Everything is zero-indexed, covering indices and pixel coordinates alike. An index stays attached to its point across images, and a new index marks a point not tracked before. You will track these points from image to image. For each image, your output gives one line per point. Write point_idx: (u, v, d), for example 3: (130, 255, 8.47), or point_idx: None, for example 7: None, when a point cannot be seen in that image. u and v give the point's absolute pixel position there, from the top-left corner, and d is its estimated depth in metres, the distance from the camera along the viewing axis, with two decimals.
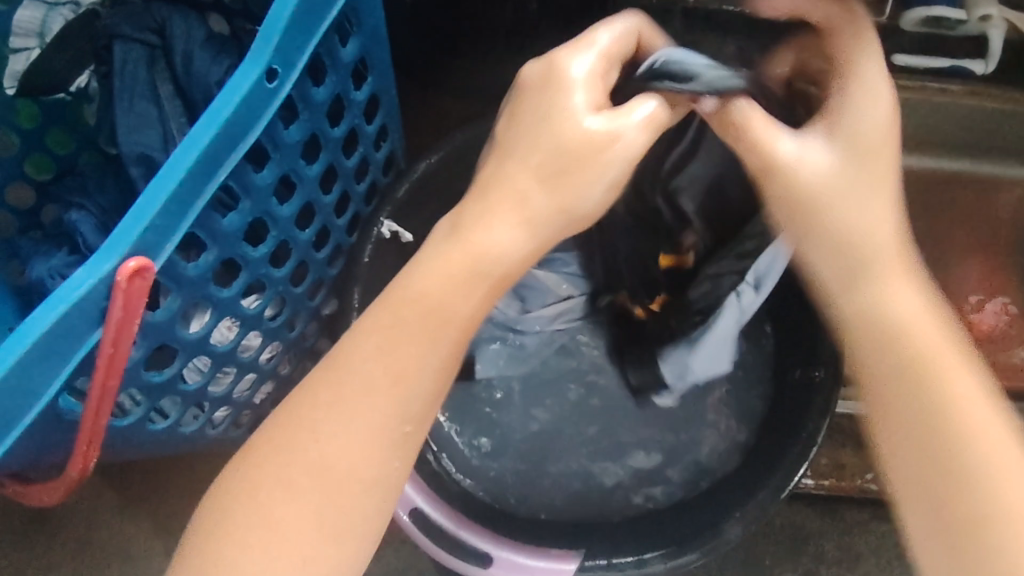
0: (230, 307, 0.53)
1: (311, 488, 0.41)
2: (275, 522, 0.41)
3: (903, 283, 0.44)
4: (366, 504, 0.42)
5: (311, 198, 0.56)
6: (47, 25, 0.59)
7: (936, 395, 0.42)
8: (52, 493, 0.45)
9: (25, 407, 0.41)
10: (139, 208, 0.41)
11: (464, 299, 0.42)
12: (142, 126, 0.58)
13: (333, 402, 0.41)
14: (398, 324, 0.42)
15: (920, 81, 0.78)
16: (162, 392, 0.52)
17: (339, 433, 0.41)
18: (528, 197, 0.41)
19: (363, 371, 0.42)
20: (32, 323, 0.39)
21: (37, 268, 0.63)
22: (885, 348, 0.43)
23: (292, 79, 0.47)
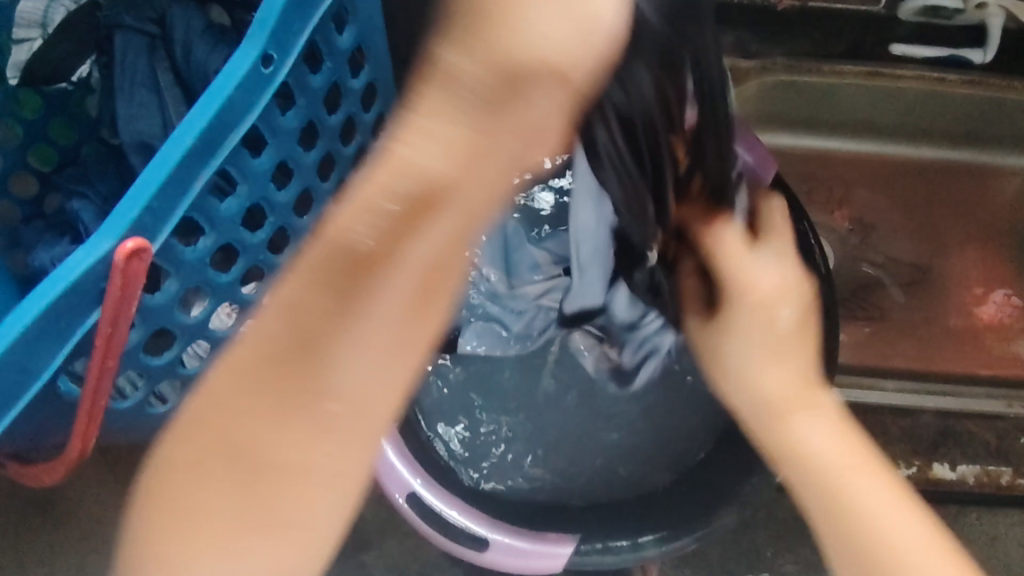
0: (229, 292, 0.54)
1: (224, 476, 0.31)
2: (183, 513, 0.31)
3: (814, 386, 0.45)
4: (305, 505, 0.32)
5: (309, 185, 0.57)
6: (49, 16, 0.60)
7: (837, 473, 0.43)
8: (51, 474, 0.46)
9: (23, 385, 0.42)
10: (137, 190, 0.42)
11: (402, 242, 0.32)
12: (143, 115, 0.59)
13: (248, 395, 0.31)
14: (320, 265, 0.31)
15: (918, 70, 0.79)
16: (162, 376, 0.53)
17: (256, 409, 0.31)
18: (454, 115, 0.31)
19: (269, 328, 0.31)
20: (31, 302, 0.40)
21: (41, 256, 0.64)
22: (799, 448, 0.44)
23: (288, 64, 0.48)
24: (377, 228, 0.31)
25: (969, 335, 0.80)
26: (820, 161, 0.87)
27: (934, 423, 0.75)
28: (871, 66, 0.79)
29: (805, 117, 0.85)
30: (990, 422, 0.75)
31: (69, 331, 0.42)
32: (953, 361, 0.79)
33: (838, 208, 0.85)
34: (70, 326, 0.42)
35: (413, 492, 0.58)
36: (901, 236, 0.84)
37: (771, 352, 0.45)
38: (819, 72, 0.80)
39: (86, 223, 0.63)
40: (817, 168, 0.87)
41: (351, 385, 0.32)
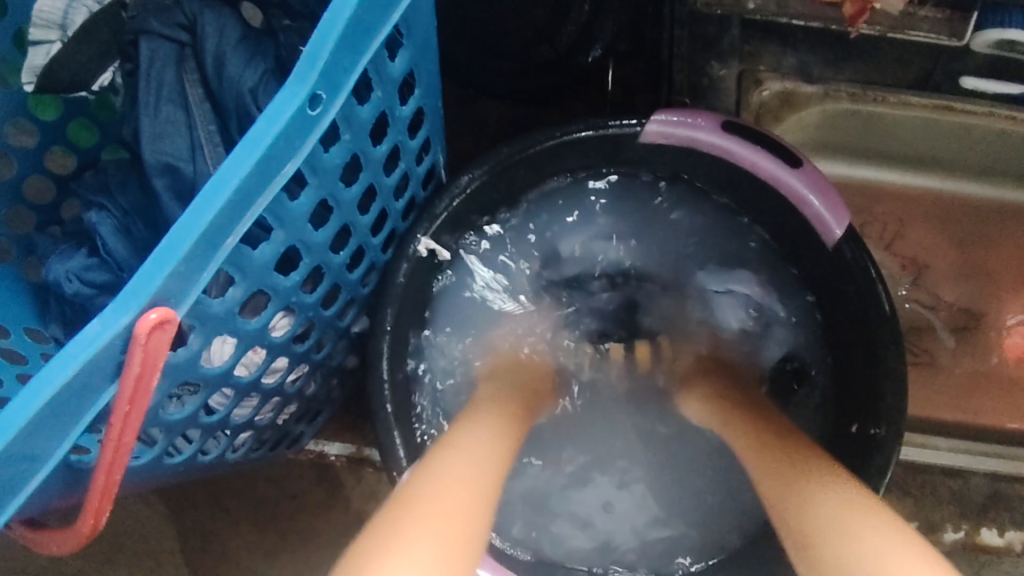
0: (258, 337, 0.50)
1: (434, 526, 0.43)
2: (406, 534, 0.41)
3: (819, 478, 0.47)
4: (477, 535, 0.45)
5: (348, 220, 0.52)
6: (69, 17, 0.59)
7: (814, 508, 0.45)
8: (61, 544, 0.42)
9: (33, 467, 0.37)
10: (161, 253, 0.36)
11: (515, 425, 0.56)
12: (168, 133, 0.53)
13: (423, 492, 0.45)
14: (465, 431, 0.53)
15: (989, 106, 0.74)
16: (182, 426, 0.49)
17: (439, 493, 0.45)
18: (506, 392, 0.60)
19: (461, 462, 0.49)
20: (39, 383, 0.35)
21: (56, 270, 0.61)
22: (801, 523, 0.45)
23: (337, 103, 0.41)
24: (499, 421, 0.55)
25: (1017, 389, 0.76)
26: (875, 193, 0.81)
27: (984, 486, 0.73)
28: (941, 99, 0.74)
29: (867, 146, 0.79)
30: None
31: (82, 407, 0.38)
32: (997, 418, 0.75)
33: (890, 246, 0.80)
34: (81, 402, 0.37)
35: None
36: (954, 280, 0.79)
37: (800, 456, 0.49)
38: (885, 102, 0.75)
39: (105, 239, 0.60)
40: (872, 200, 0.81)
41: (457, 473, 0.47)
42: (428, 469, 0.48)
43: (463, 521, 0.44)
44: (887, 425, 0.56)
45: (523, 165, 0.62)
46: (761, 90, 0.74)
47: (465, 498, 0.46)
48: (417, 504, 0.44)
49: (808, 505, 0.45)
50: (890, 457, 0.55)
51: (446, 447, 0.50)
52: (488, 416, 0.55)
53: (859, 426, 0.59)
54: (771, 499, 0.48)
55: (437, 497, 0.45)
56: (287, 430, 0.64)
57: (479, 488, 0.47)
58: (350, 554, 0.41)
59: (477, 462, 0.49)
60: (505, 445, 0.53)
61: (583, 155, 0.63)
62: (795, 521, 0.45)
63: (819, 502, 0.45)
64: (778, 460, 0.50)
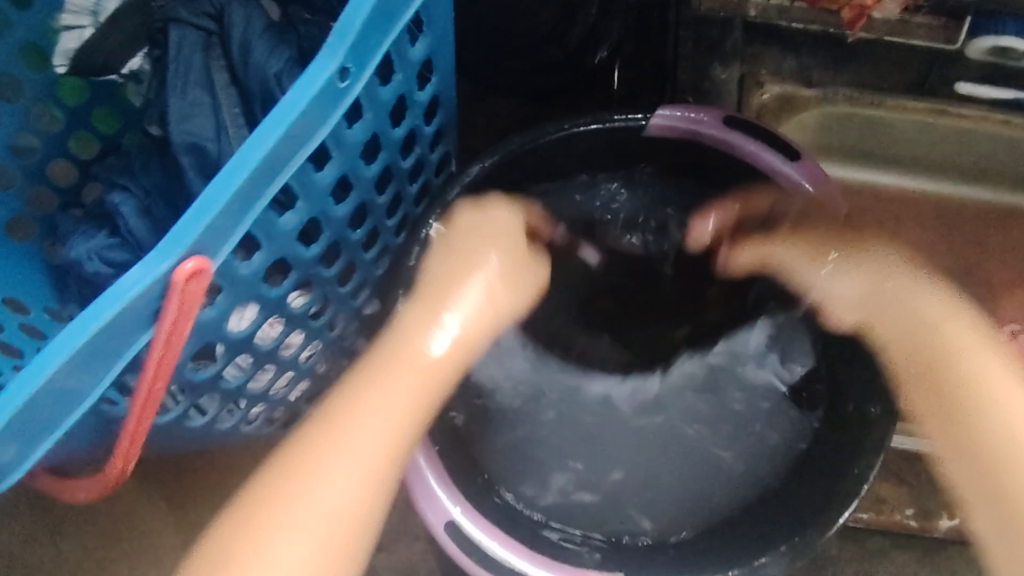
0: (279, 305, 0.51)
1: (307, 529, 0.48)
2: (265, 537, 0.48)
3: (986, 353, 0.55)
4: (369, 519, 0.51)
5: (366, 199, 0.54)
6: (101, 5, 0.62)
7: (967, 368, 0.54)
8: (86, 490, 0.44)
9: (68, 409, 0.39)
10: (201, 206, 0.38)
11: (436, 385, 0.56)
12: (196, 114, 0.55)
13: (311, 455, 0.50)
14: (392, 378, 0.54)
15: (982, 110, 0.77)
16: (203, 389, 0.51)
17: (333, 483, 0.50)
18: (441, 321, 0.58)
19: (365, 425, 0.52)
20: (79, 327, 0.36)
21: (76, 248, 0.63)
22: (934, 390, 0.55)
23: (364, 76, 0.44)
24: (414, 373, 0.56)
25: None
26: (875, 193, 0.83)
27: None
28: (936, 103, 0.77)
29: (866, 148, 0.82)
30: None
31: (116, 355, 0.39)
32: None
33: (888, 245, 0.82)
34: (119, 348, 0.39)
35: (452, 521, 0.56)
36: (951, 278, 0.81)
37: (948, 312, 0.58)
38: (882, 105, 0.78)
39: (126, 218, 0.62)
40: (872, 201, 0.82)
41: (347, 470, 0.50)
42: (306, 460, 0.51)
43: (338, 502, 0.49)
44: (882, 404, 0.58)
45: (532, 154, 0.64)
46: (762, 92, 0.79)
47: (344, 483, 0.50)
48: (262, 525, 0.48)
49: (942, 347, 0.56)
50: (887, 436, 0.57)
51: (351, 402, 0.53)
52: (392, 401, 0.53)
53: (856, 407, 0.60)
54: (875, 312, 0.61)
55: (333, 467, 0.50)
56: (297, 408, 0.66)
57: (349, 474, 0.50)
58: (217, 546, 0.48)
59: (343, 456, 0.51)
60: (407, 408, 0.54)
61: (590, 147, 0.66)
62: (929, 367, 0.56)
63: (983, 359, 0.54)
64: (911, 297, 0.59)
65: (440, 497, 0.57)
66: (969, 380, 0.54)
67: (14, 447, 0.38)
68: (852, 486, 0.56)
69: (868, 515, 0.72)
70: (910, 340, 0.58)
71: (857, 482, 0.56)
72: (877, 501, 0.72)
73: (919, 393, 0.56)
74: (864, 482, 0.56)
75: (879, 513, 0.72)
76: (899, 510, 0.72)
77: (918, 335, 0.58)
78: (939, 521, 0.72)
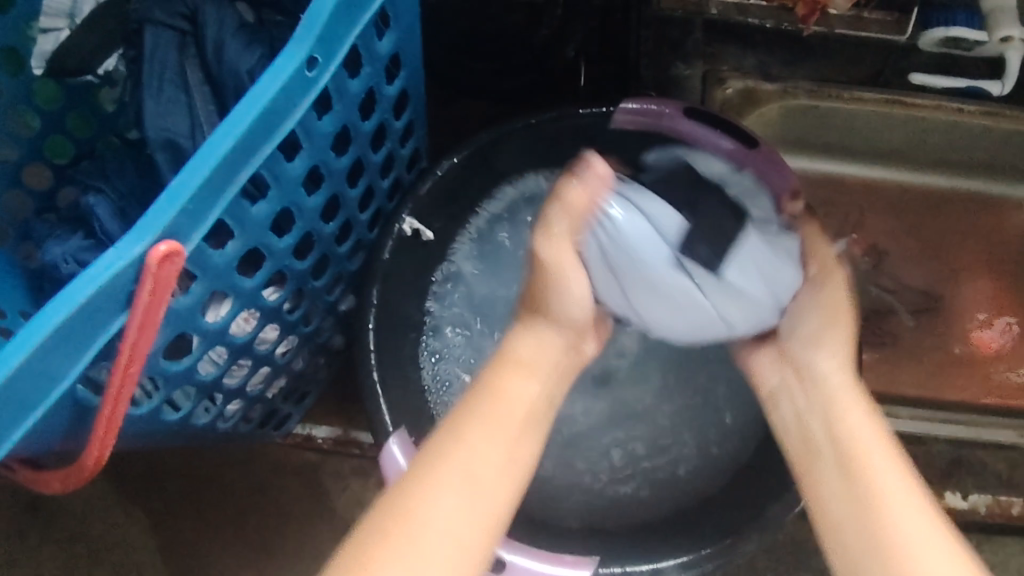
0: (252, 297, 0.52)
1: None
2: None
3: (1013, 215, 0.85)
4: None
5: (338, 190, 0.54)
6: (38, 46, 0.63)
7: (993, 221, 0.85)
8: (66, 481, 0.45)
9: (44, 391, 0.40)
10: (172, 191, 0.40)
11: None
12: (170, 111, 0.57)
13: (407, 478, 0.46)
14: None
15: (936, 100, 0.77)
16: (180, 380, 0.52)
17: None
18: None
19: None
20: (52, 310, 0.38)
21: (52, 251, 0.62)
22: (1000, 248, 0.84)
23: (333, 66, 0.45)
24: None
25: (976, 366, 0.79)
26: (836, 185, 0.86)
27: (948, 450, 0.77)
28: (893, 93, 0.77)
29: (822, 140, 0.84)
30: (1001, 451, 0.77)
31: (90, 336, 0.40)
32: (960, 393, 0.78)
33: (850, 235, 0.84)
34: (95, 328, 0.40)
35: None
36: (911, 264, 0.83)
37: (1002, 223, 0.85)
38: (840, 98, 0.78)
39: (102, 220, 0.62)
40: (831, 193, 0.86)
41: None
42: None
43: None
44: None
45: (494, 151, 0.68)
46: (725, 88, 0.78)
47: None
48: (402, 515, 0.43)
49: (1003, 235, 0.85)
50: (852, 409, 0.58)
51: None
52: None
53: None
54: (917, 229, 0.85)
55: (482, 450, 0.47)
56: (274, 407, 0.67)
57: (469, 504, 0.45)
58: None
59: (490, 446, 0.47)
60: None
61: (546, 145, 0.69)
62: (1003, 258, 0.84)
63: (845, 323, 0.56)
64: (995, 239, 0.85)
65: None
66: (942, 241, 0.85)
67: None
68: None
69: None
70: (988, 234, 0.85)
71: None
72: None
73: (992, 245, 0.84)
74: None
75: None
76: None
77: (1005, 253, 0.84)
78: None
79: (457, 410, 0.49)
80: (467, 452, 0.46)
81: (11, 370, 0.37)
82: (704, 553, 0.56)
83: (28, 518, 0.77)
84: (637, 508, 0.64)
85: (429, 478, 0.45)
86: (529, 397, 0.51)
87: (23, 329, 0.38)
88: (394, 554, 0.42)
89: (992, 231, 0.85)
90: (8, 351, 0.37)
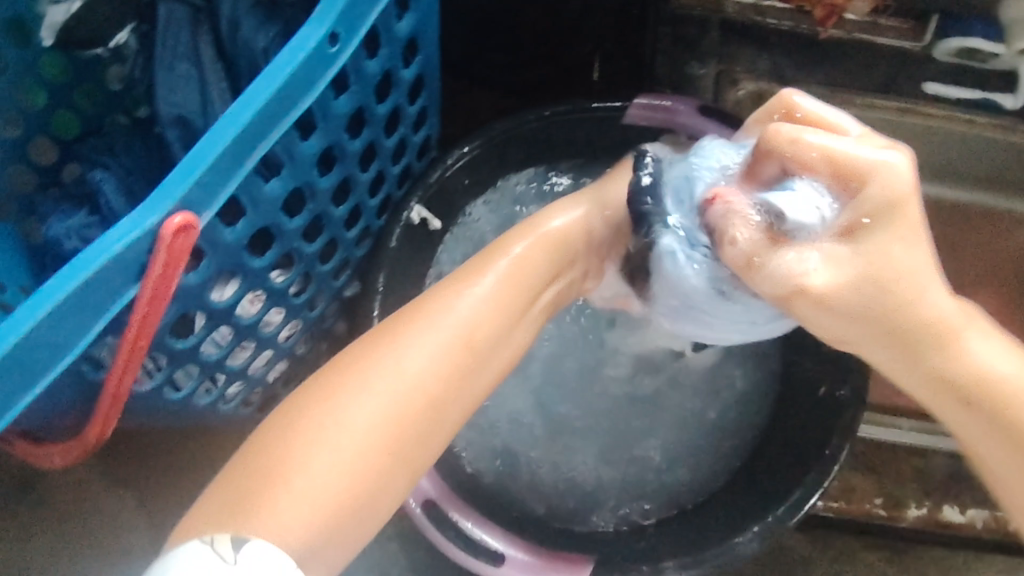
0: (261, 278, 0.51)
1: None
2: None
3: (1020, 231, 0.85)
4: None
5: (350, 174, 0.54)
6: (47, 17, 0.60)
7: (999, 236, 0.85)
8: (68, 455, 0.44)
9: (51, 361, 0.39)
10: (189, 163, 0.39)
11: None
12: (182, 88, 0.56)
13: (390, 329, 0.44)
14: None
15: (949, 110, 0.76)
16: (184, 359, 0.51)
17: None
18: None
19: None
20: (62, 279, 0.37)
21: (56, 227, 0.62)
22: (1005, 264, 0.84)
23: (354, 43, 0.44)
24: None
25: None
26: None
27: (947, 464, 0.77)
28: (905, 102, 0.76)
29: None
30: None
31: (99, 309, 0.39)
32: None
33: None
34: (104, 300, 0.39)
35: (431, 499, 0.56)
36: None
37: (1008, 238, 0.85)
38: (852, 105, 0.76)
39: (108, 197, 0.62)
40: None
41: None
42: None
43: None
44: (852, 386, 0.59)
45: (507, 142, 0.67)
46: (737, 90, 0.77)
47: None
48: (381, 364, 0.41)
49: (1009, 251, 0.85)
50: (857, 416, 0.58)
51: None
52: None
53: (825, 389, 0.61)
54: None
55: (472, 309, 0.44)
56: (274, 391, 0.66)
57: (451, 364, 0.42)
58: None
59: (494, 313, 0.45)
60: None
61: (558, 139, 0.69)
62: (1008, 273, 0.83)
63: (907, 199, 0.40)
64: (999, 255, 0.85)
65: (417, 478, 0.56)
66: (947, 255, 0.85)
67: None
68: (821, 471, 0.57)
69: (835, 503, 0.76)
70: (993, 250, 0.85)
71: (827, 465, 0.57)
72: (848, 491, 0.76)
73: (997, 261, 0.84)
74: (834, 463, 0.57)
75: (847, 502, 0.76)
76: (868, 500, 0.76)
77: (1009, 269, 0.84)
78: (906, 510, 0.76)
79: (457, 269, 0.47)
80: (460, 307, 0.44)
81: (19, 339, 0.36)
82: (704, 555, 0.56)
83: (17, 496, 0.76)
84: (636, 508, 0.64)
85: (415, 330, 0.43)
86: (545, 272, 0.49)
87: (31, 298, 0.37)
88: (363, 406, 0.40)
89: (998, 247, 0.85)
90: (16, 319, 0.36)
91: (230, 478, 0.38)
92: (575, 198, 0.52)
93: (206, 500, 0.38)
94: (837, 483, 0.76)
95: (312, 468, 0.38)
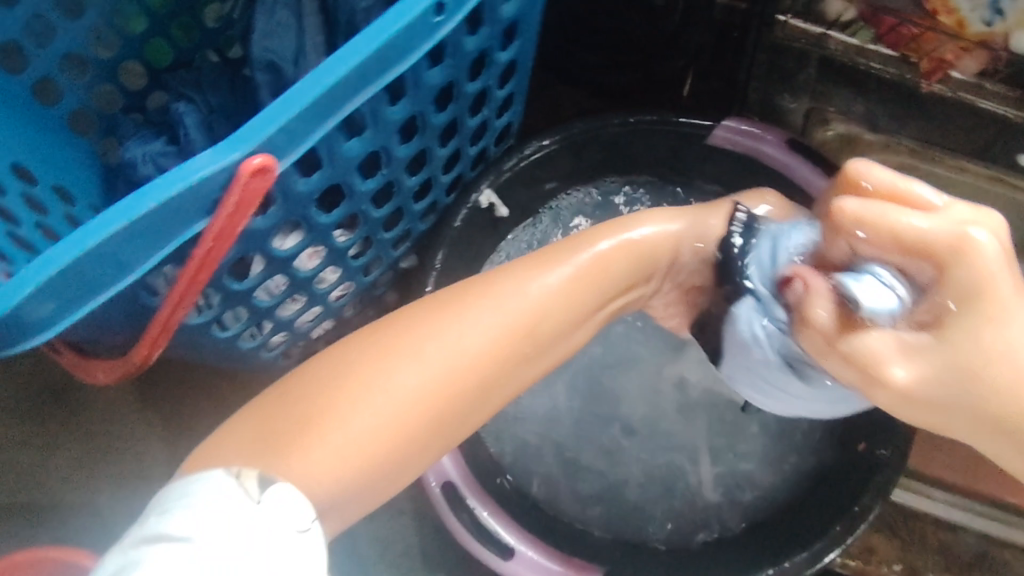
0: (324, 234, 0.51)
1: None
2: None
3: None
4: None
5: (428, 146, 0.53)
6: None
7: None
8: (110, 373, 0.45)
9: (112, 278, 0.39)
10: (277, 107, 0.39)
11: None
12: (279, 35, 0.57)
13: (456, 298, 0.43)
14: None
15: None
16: (236, 301, 0.52)
17: None
18: None
19: None
20: (136, 200, 0.37)
21: (134, 150, 0.63)
22: None
23: (458, 16, 0.44)
24: None
25: None
26: None
27: (975, 544, 0.75)
28: (996, 170, 0.75)
29: None
30: None
31: (166, 236, 0.40)
32: (998, 488, 0.75)
33: None
34: (173, 228, 0.40)
35: (451, 481, 0.56)
36: None
37: None
38: (941, 163, 0.76)
39: (188, 129, 0.63)
40: None
41: None
42: None
43: None
44: (894, 447, 0.57)
45: (586, 142, 0.66)
46: (827, 128, 0.78)
47: None
48: (442, 334, 0.41)
49: None
50: (893, 478, 0.57)
51: None
52: None
53: (865, 445, 0.60)
54: None
55: (543, 297, 0.43)
56: (314, 348, 0.66)
57: (506, 351, 0.42)
58: None
59: (563, 308, 0.44)
60: None
61: (637, 148, 0.68)
62: None
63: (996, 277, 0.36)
64: None
65: (441, 458, 0.56)
66: None
67: (52, 304, 0.38)
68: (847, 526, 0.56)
69: (853, 562, 0.74)
70: None
71: (854, 522, 0.56)
72: (868, 551, 0.74)
73: None
74: (862, 521, 0.56)
75: (865, 563, 0.74)
76: (887, 565, 0.74)
77: None
78: None
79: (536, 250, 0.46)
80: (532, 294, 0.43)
81: (86, 250, 0.37)
82: None
83: (50, 405, 0.77)
84: (650, 528, 0.63)
85: (483, 309, 0.42)
86: (620, 280, 0.46)
87: (104, 212, 0.38)
88: (415, 373, 0.40)
89: None
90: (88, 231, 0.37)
91: (272, 407, 0.39)
92: (674, 211, 0.49)
93: (240, 426, 0.38)
94: (858, 542, 0.74)
95: (351, 421, 0.38)
